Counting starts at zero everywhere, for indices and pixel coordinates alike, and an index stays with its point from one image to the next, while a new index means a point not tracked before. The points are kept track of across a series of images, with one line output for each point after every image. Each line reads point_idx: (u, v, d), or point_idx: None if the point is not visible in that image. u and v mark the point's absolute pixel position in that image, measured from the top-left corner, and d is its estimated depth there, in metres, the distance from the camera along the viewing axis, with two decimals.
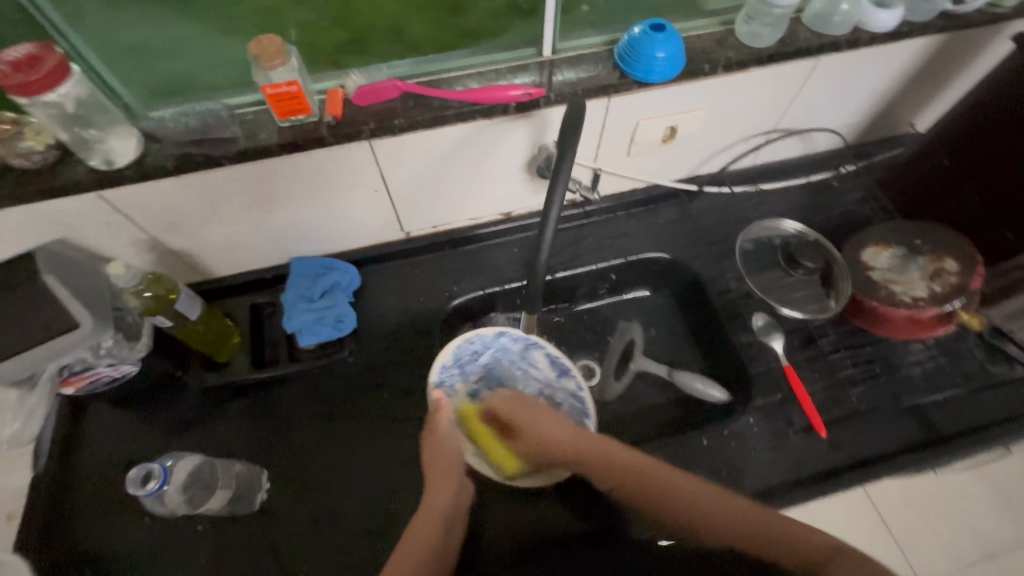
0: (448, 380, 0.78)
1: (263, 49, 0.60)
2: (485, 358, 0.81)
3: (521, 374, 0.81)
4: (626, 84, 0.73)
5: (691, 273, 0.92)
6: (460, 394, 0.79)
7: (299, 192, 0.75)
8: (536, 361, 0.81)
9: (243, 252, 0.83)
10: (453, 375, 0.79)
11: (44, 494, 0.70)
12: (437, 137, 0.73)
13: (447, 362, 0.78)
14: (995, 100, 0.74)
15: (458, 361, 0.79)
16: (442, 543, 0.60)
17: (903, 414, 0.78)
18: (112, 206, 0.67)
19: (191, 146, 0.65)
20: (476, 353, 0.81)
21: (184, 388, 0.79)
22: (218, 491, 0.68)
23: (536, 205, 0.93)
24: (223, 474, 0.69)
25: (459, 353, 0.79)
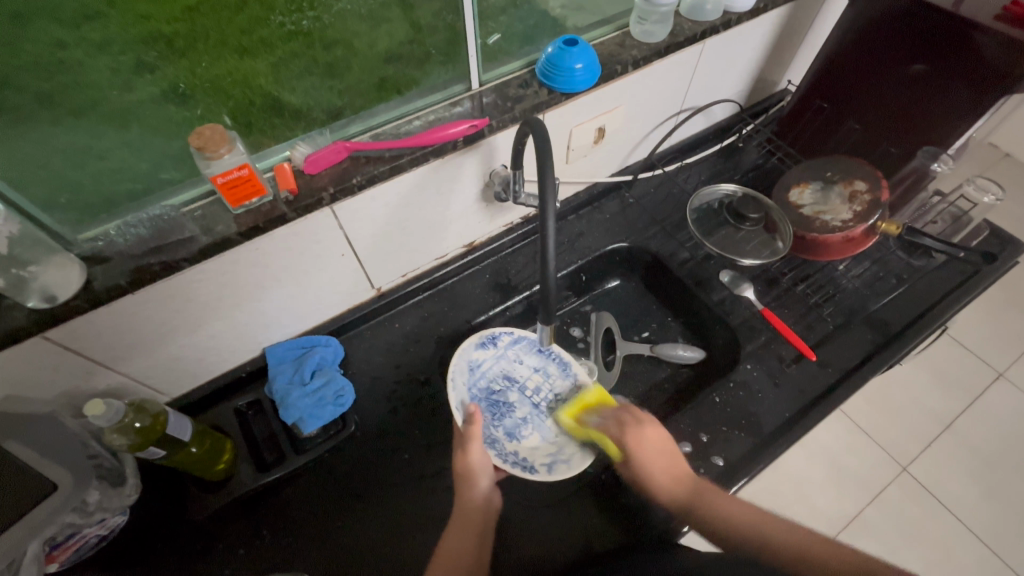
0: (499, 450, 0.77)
1: (206, 140, 0.58)
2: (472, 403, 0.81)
3: (486, 378, 0.84)
4: (555, 98, 0.78)
5: (650, 253, 0.98)
6: (509, 442, 0.79)
7: (265, 276, 0.71)
8: (479, 359, 0.83)
9: (214, 356, 0.77)
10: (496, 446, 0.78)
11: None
12: (395, 186, 0.73)
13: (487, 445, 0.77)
14: (849, 47, 0.88)
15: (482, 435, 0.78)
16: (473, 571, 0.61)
17: (866, 320, 0.88)
18: (59, 346, 0.60)
19: (144, 257, 0.60)
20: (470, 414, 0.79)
21: (185, 521, 0.70)
22: None
23: (496, 229, 0.95)
24: None
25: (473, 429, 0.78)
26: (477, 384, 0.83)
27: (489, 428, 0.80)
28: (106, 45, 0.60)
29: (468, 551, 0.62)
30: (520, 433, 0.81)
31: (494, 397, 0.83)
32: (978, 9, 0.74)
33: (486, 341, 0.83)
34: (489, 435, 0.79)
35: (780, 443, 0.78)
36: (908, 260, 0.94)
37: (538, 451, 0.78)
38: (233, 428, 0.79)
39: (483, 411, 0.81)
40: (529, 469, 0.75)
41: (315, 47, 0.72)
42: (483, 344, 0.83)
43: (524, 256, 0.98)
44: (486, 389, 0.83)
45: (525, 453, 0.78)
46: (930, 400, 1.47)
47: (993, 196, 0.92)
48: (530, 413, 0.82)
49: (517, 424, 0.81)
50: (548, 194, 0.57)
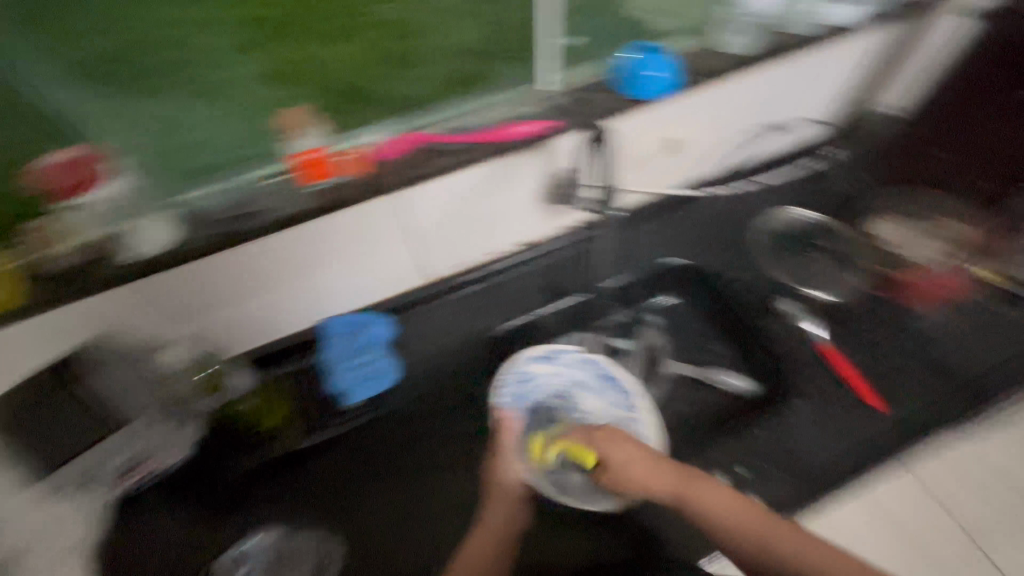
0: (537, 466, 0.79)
1: (286, 121, 0.67)
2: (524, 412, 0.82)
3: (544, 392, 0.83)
4: (624, 104, 0.77)
5: (705, 273, 0.95)
6: None
7: (326, 254, 0.77)
8: (536, 371, 0.83)
9: (272, 322, 0.82)
10: None
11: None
12: (457, 182, 0.77)
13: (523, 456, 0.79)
14: None
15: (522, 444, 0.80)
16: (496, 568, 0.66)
17: (931, 369, 0.83)
18: (139, 296, 0.67)
19: (224, 225, 0.66)
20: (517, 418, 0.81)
21: (232, 468, 0.77)
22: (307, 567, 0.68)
23: (550, 230, 0.95)
24: None
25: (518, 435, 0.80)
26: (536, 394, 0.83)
27: None
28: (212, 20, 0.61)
29: (490, 552, 0.67)
30: None
31: (543, 413, 0.83)
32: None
33: (547, 355, 0.84)
34: (535, 450, 0.80)
35: None
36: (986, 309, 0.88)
37: (578, 475, 0.78)
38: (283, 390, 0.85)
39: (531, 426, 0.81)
40: (563, 491, 0.76)
41: (402, 35, 0.68)
42: (541, 359, 0.84)
43: (577, 260, 0.96)
44: (539, 403, 0.83)
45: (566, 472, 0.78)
46: None
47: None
48: None
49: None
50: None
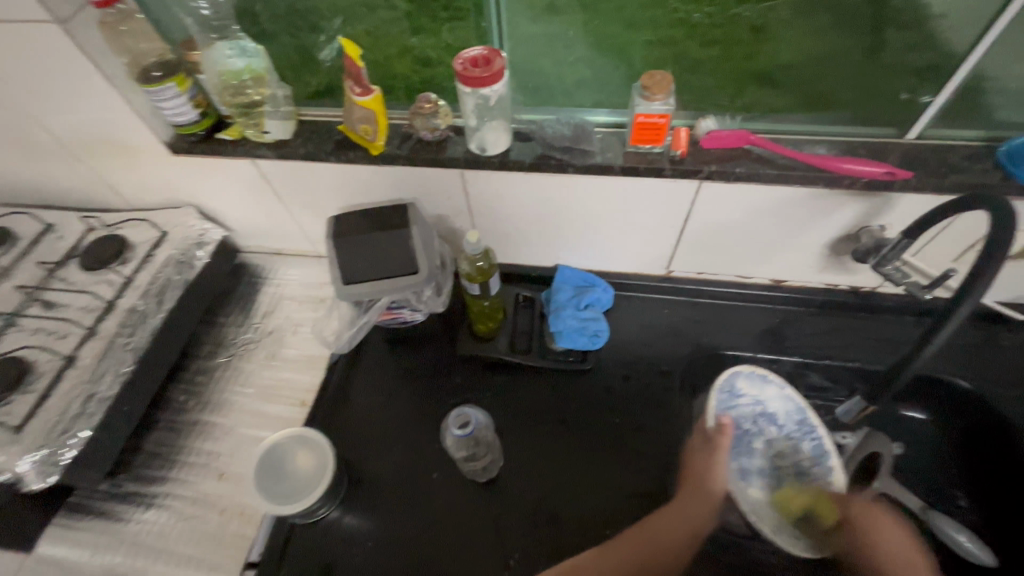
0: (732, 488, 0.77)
1: (653, 82, 0.66)
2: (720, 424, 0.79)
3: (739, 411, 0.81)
4: (1009, 187, 0.65)
5: (994, 414, 0.77)
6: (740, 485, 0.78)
7: (606, 211, 0.81)
8: (741, 390, 0.81)
9: (526, 247, 0.90)
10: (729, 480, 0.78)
11: (325, 409, 0.83)
12: (768, 193, 0.72)
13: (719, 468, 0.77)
14: None
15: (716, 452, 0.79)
16: (686, 552, 0.67)
17: None
18: (461, 182, 0.79)
19: (550, 150, 0.73)
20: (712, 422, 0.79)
21: (447, 348, 0.88)
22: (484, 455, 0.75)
23: (813, 281, 0.87)
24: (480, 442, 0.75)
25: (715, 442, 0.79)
26: (734, 411, 0.81)
27: None
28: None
29: (686, 535, 0.68)
30: (749, 479, 0.79)
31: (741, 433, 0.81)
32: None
33: (760, 376, 0.81)
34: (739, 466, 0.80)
35: None
36: None
37: (763, 508, 0.77)
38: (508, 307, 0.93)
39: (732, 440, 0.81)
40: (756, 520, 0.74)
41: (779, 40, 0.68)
42: (753, 380, 0.81)
43: (827, 324, 0.88)
44: (739, 420, 0.81)
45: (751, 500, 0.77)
46: None
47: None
48: (765, 466, 0.81)
49: (750, 467, 0.80)
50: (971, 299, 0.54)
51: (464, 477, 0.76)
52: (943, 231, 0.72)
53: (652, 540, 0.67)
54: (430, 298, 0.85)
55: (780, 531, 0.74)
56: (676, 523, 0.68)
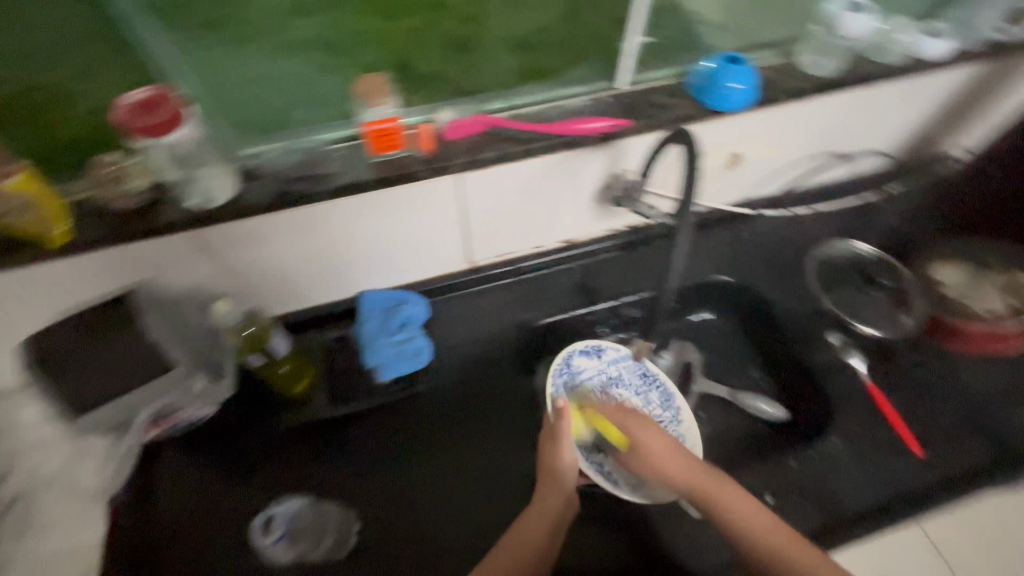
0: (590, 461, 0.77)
1: (369, 89, 0.64)
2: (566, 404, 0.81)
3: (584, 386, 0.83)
4: (702, 113, 0.75)
5: (754, 295, 0.92)
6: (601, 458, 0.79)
7: (381, 227, 0.76)
8: (580, 366, 0.84)
9: (315, 288, 0.81)
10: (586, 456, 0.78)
11: (124, 564, 0.66)
12: (522, 169, 0.75)
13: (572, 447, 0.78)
14: None
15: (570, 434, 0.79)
16: (546, 550, 0.65)
17: (987, 430, 0.78)
18: (198, 244, 0.66)
19: (288, 183, 0.65)
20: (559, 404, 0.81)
21: (263, 428, 0.76)
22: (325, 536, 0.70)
23: (598, 231, 0.94)
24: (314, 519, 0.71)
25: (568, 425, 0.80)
26: (579, 388, 0.83)
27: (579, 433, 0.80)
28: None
29: (545, 531, 0.66)
30: None
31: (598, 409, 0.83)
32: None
33: (593, 347, 0.84)
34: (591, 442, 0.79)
35: (854, 532, 0.71)
36: None
37: (625, 469, 0.78)
38: (319, 356, 0.83)
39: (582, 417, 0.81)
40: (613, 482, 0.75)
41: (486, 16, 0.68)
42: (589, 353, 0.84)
43: (621, 265, 0.96)
44: (586, 396, 0.83)
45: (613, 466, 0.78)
46: None
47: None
48: None
49: None
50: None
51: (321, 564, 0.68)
52: (669, 160, 0.81)
53: (514, 551, 0.64)
54: (207, 388, 0.69)
55: (641, 486, 0.75)
56: (537, 525, 0.66)
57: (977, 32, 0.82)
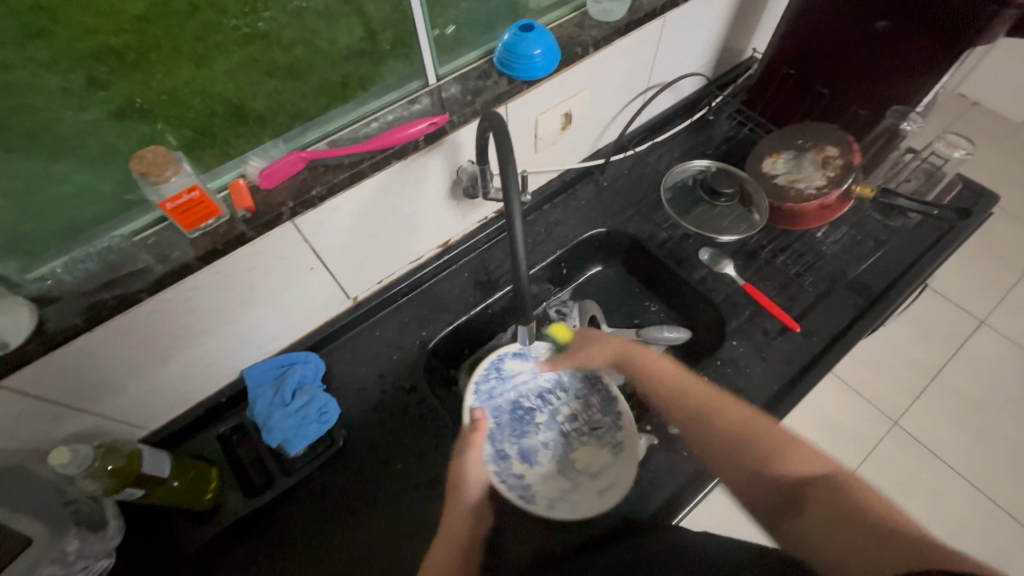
0: (504, 475, 0.75)
1: (148, 163, 0.54)
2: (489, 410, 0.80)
3: (513, 391, 0.82)
4: (516, 86, 0.76)
5: (629, 237, 0.96)
6: (519, 471, 0.77)
7: (234, 299, 0.69)
8: (511, 368, 0.82)
9: (188, 385, 0.74)
10: (500, 469, 0.76)
11: None
12: (361, 193, 0.71)
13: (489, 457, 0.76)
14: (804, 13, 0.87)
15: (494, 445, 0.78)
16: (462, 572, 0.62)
17: (847, 286, 0.88)
18: (20, 394, 0.57)
19: (98, 292, 0.57)
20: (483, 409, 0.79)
21: (177, 554, 0.69)
22: None
23: (469, 226, 0.93)
24: None
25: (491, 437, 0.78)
26: (507, 395, 0.82)
27: (504, 443, 0.79)
28: (54, 63, 0.49)
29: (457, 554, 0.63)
30: (535, 457, 0.79)
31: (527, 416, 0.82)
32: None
33: (522, 353, 0.82)
34: (501, 450, 0.78)
35: (772, 418, 0.78)
36: (884, 222, 0.93)
37: (548, 486, 0.75)
38: (218, 457, 0.76)
39: (500, 424, 0.80)
40: (528, 500, 0.73)
41: (274, 49, 0.61)
42: (519, 356, 0.82)
43: (502, 250, 0.96)
44: (512, 403, 0.82)
45: (534, 480, 0.76)
46: (917, 353, 1.49)
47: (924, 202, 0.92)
48: (553, 440, 0.80)
49: (536, 445, 0.80)
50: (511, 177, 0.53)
51: None
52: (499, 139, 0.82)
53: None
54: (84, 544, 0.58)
55: (561, 505, 0.73)
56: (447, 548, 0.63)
57: None
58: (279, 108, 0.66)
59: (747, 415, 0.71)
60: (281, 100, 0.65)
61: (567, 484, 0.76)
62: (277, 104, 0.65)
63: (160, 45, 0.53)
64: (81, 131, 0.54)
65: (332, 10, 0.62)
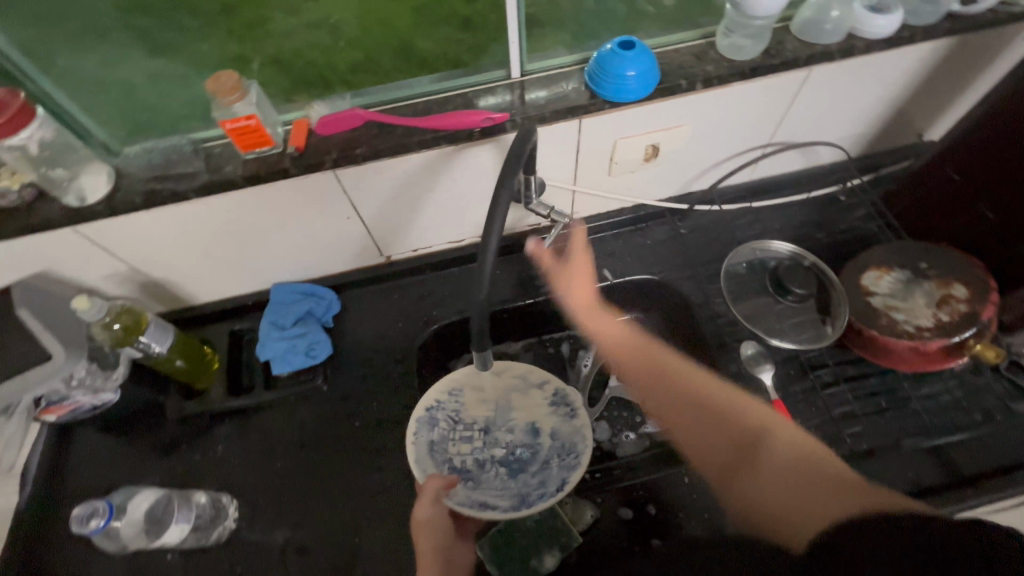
0: (568, 473, 0.74)
1: (220, 85, 0.60)
2: (495, 492, 0.74)
3: (469, 465, 0.76)
4: (597, 104, 0.70)
5: (680, 296, 0.86)
6: (561, 459, 0.76)
7: (271, 222, 0.76)
8: (450, 459, 0.76)
9: (222, 279, 0.83)
10: (562, 475, 0.74)
11: (25, 538, 0.71)
12: (404, 164, 0.72)
13: (557, 489, 0.73)
14: (1003, 103, 0.68)
15: (535, 489, 0.74)
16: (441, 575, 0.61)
17: (918, 454, 0.70)
18: (88, 240, 0.69)
19: (158, 181, 0.66)
20: (499, 498, 0.73)
21: (164, 414, 0.80)
22: (173, 526, 0.68)
23: (519, 228, 0.90)
24: (180, 507, 0.70)
25: (523, 491, 0.74)
26: (471, 471, 0.76)
27: (530, 477, 0.75)
28: None
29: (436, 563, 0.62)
30: (531, 441, 0.78)
31: (512, 458, 0.77)
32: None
33: (427, 440, 0.76)
34: (538, 479, 0.75)
35: None
36: (1005, 399, 0.72)
37: (549, 433, 0.78)
38: (222, 346, 0.85)
39: (505, 481, 0.75)
40: (575, 457, 0.75)
41: None
42: (434, 444, 0.76)
43: (543, 261, 0.92)
44: (478, 462, 0.77)
45: (549, 441, 0.78)
46: None
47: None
48: (501, 431, 0.79)
49: (517, 447, 0.78)
50: (500, 205, 0.51)
51: (199, 546, 0.71)
52: (560, 151, 0.77)
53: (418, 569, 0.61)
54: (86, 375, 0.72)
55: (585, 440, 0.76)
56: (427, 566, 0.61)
57: (940, 5, 0.72)
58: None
59: (752, 415, 0.62)
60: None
61: (533, 415, 0.80)
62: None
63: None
64: None
65: None
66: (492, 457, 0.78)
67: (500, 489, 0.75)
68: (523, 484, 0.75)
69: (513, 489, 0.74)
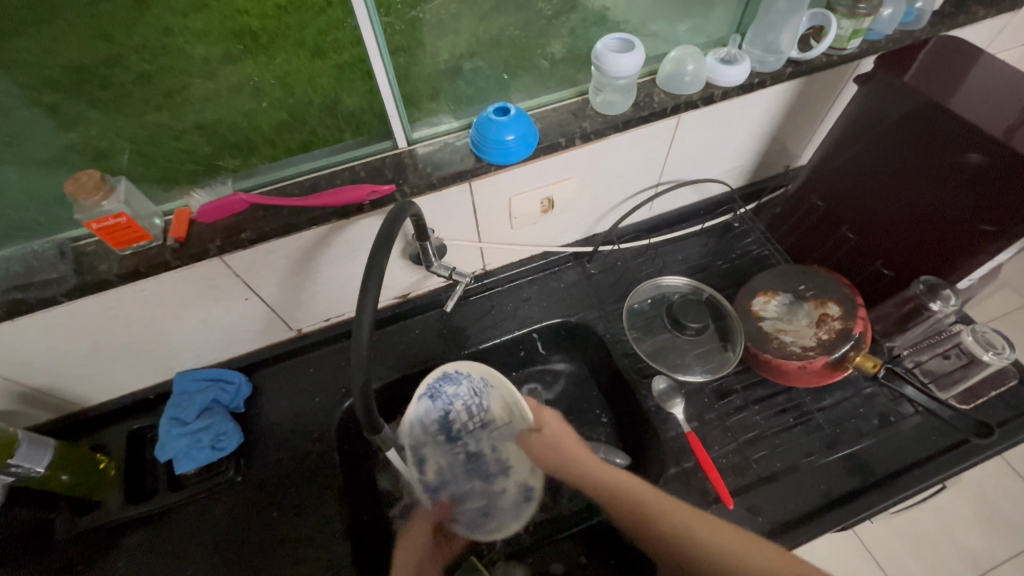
0: (499, 504, 0.79)
1: (79, 187, 0.58)
2: (438, 476, 0.79)
3: (443, 441, 0.80)
4: (483, 167, 0.72)
5: (596, 336, 0.88)
6: (511, 483, 0.80)
7: (160, 315, 0.72)
8: (433, 422, 0.79)
9: (114, 377, 0.78)
10: (492, 511, 0.78)
11: None
12: (297, 242, 0.71)
13: (480, 515, 0.78)
14: (854, 133, 0.78)
15: (470, 499, 0.79)
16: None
17: (826, 467, 0.73)
18: None
19: (23, 288, 0.62)
20: (440, 478, 0.79)
21: (54, 535, 0.73)
22: None
23: (432, 285, 0.90)
24: None
25: (461, 492, 0.79)
26: (435, 442, 0.80)
27: (470, 490, 0.79)
28: (115, 30, 0.54)
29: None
30: (501, 471, 0.80)
31: (476, 463, 0.80)
32: (990, 116, 0.64)
33: (429, 397, 0.78)
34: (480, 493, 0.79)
35: None
36: (894, 403, 0.78)
37: (518, 476, 0.79)
38: (120, 450, 0.80)
39: (457, 470, 0.80)
40: (524, 500, 0.79)
41: (232, 97, 0.63)
42: (433, 409, 0.79)
43: (462, 314, 0.92)
44: (450, 444, 0.81)
45: (515, 474, 0.80)
46: (968, 541, 1.14)
47: (996, 355, 0.71)
48: (488, 439, 0.81)
49: (488, 463, 0.80)
50: (374, 287, 0.51)
51: None
52: (455, 212, 0.78)
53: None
54: None
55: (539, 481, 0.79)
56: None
57: (780, 53, 0.78)
58: (236, 147, 0.68)
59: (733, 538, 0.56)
60: (241, 143, 0.67)
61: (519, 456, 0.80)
62: (233, 145, 0.67)
63: (130, 90, 0.59)
64: (42, 145, 0.60)
65: (297, 69, 0.63)
66: (464, 445, 0.81)
67: (444, 471, 0.80)
68: (461, 486, 0.80)
69: (454, 484, 0.79)
